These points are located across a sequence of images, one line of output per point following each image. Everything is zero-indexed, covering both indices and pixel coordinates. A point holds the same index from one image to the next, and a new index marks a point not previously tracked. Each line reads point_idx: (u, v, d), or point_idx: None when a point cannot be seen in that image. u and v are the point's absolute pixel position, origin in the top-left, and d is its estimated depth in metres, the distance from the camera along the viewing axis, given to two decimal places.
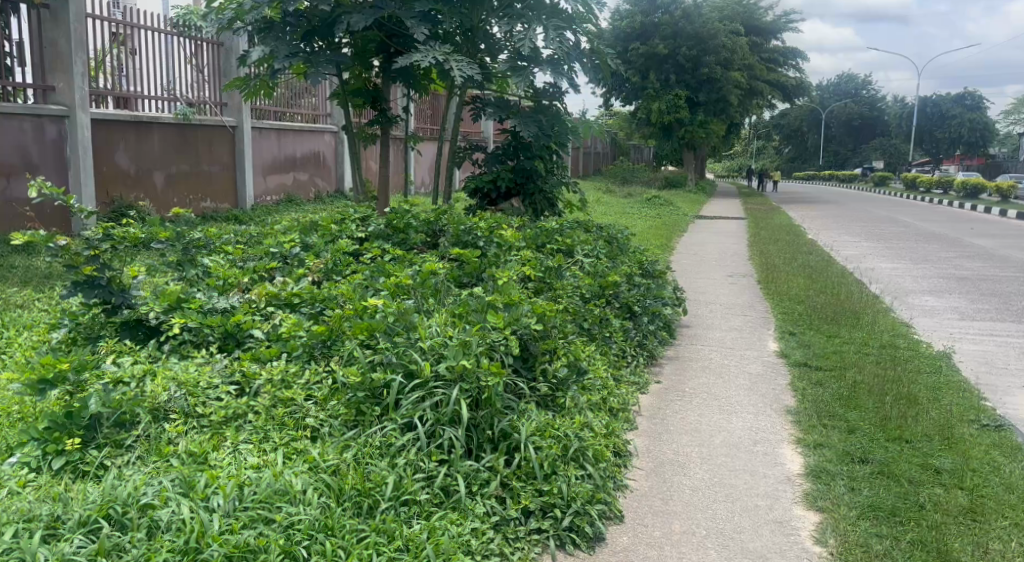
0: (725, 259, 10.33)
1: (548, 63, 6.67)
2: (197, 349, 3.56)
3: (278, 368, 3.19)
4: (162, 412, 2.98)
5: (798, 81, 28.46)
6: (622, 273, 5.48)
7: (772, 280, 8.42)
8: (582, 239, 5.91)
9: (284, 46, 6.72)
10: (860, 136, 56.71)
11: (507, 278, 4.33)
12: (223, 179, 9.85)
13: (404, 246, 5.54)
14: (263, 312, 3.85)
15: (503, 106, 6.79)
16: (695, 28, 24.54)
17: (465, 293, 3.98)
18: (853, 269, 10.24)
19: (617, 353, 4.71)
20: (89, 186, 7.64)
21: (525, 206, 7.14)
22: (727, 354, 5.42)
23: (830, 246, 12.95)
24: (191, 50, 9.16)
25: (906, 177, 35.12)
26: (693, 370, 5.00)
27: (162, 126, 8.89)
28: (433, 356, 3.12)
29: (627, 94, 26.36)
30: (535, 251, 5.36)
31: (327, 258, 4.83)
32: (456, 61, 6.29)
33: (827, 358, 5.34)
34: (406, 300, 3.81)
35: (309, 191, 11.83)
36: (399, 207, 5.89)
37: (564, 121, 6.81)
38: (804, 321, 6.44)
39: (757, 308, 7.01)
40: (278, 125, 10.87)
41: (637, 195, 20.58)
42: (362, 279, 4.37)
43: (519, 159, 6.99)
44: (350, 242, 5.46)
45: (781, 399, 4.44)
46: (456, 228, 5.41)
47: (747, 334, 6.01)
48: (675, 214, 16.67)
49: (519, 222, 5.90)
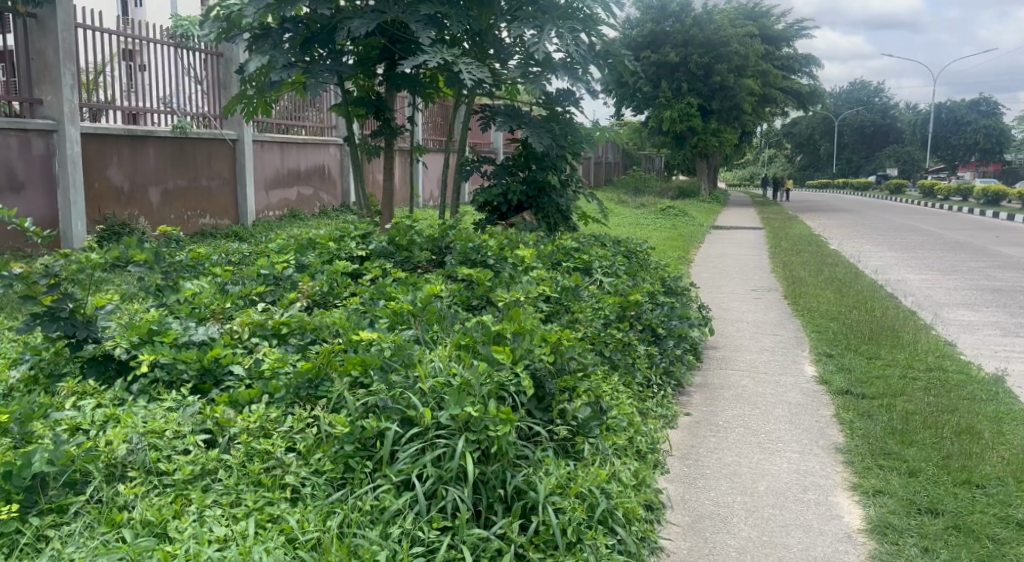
0: (747, 272, 9.86)
1: (562, 68, 6.24)
2: (169, 390, 3.14)
3: (256, 413, 2.77)
4: (121, 469, 2.54)
5: (813, 89, 27.99)
6: (644, 292, 5.03)
7: (799, 295, 7.96)
8: (599, 254, 5.47)
9: (281, 56, 6.17)
10: (874, 143, 56.10)
11: (519, 302, 3.89)
12: (223, 194, 9.46)
13: (409, 265, 5.12)
14: (246, 345, 3.43)
15: (514, 116, 6.32)
16: (707, 35, 24.11)
17: (473, 320, 3.55)
18: (881, 281, 9.75)
19: (642, 382, 4.27)
20: (79, 203, 7.26)
21: (537, 220, 6.68)
22: (761, 380, 4.97)
23: (854, 256, 12.46)
24: (189, 61, 8.79)
25: (923, 185, 34.51)
26: (725, 399, 4.55)
27: (159, 139, 8.50)
28: (434, 400, 2.70)
29: (638, 104, 25.93)
30: (550, 270, 4.93)
31: (323, 280, 4.42)
32: (465, 63, 5.90)
33: (871, 384, 4.87)
34: (405, 331, 3.39)
35: (314, 206, 11.46)
36: (402, 222, 5.47)
37: (578, 129, 6.41)
38: (840, 341, 5.98)
39: (787, 326, 6.55)
40: (280, 138, 10.50)
41: (650, 205, 20.14)
42: (359, 304, 3.95)
43: (531, 169, 6.58)
44: (349, 261, 5.03)
45: (826, 434, 3.99)
46: (464, 246, 4.99)
47: (780, 356, 5.56)
48: (691, 225, 16.21)
49: (532, 237, 5.46)
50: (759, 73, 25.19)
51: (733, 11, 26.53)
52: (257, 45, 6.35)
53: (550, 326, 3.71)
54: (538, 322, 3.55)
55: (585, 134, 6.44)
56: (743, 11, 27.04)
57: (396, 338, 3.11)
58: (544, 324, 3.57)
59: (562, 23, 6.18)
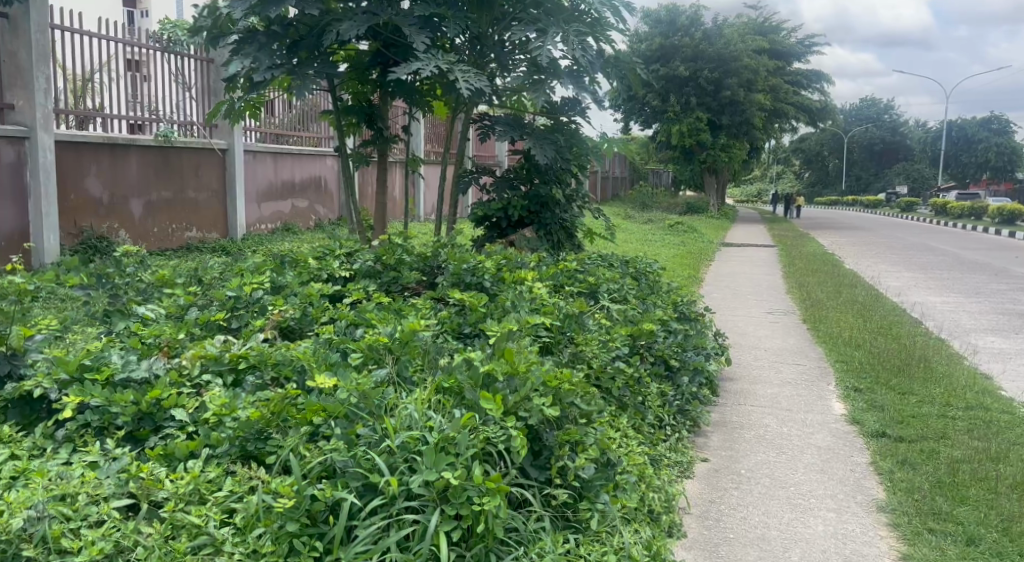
0: (762, 293, 9.36)
1: (568, 75, 5.77)
2: (98, 438, 2.67)
3: (190, 473, 2.31)
4: (16, 544, 2.06)
5: (824, 105, 27.52)
6: (656, 319, 4.55)
7: (819, 320, 7.45)
8: (606, 276, 4.99)
9: (264, 57, 5.74)
10: (884, 160, 55.56)
11: (515, 334, 3.42)
12: (211, 207, 9.01)
13: (398, 287, 4.65)
14: (196, 384, 2.99)
15: (515, 125, 5.87)
16: (716, 49, 23.67)
17: (461, 356, 3.07)
18: (903, 304, 9.24)
19: (654, 424, 3.79)
20: (53, 215, 6.83)
21: (539, 236, 6.13)
22: (786, 419, 4.47)
23: (873, 277, 11.94)
24: (177, 67, 8.36)
25: (935, 204, 33.95)
26: (747, 443, 4.06)
27: (143, 149, 8.05)
28: (404, 463, 2.24)
29: (646, 118, 25.47)
30: (553, 293, 4.45)
31: (298, 305, 3.95)
32: (462, 72, 5.44)
33: (908, 424, 4.37)
34: (380, 369, 2.92)
35: (309, 220, 11.01)
36: (390, 240, 5.00)
37: (583, 140, 5.94)
38: (869, 372, 5.49)
39: (810, 355, 6.05)
40: (275, 148, 10.06)
41: (658, 221, 19.64)
42: (334, 334, 3.48)
43: (533, 183, 6.12)
44: (331, 283, 4.55)
45: (864, 487, 3.51)
46: (457, 267, 4.51)
47: (805, 390, 5.06)
48: (701, 242, 15.70)
49: (532, 258, 5.00)
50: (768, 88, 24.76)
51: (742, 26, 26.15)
52: (242, 48, 5.83)
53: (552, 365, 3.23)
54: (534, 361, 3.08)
55: (593, 144, 5.97)
56: (753, 26, 26.63)
57: (365, 380, 2.65)
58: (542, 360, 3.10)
59: (569, 26, 5.68)
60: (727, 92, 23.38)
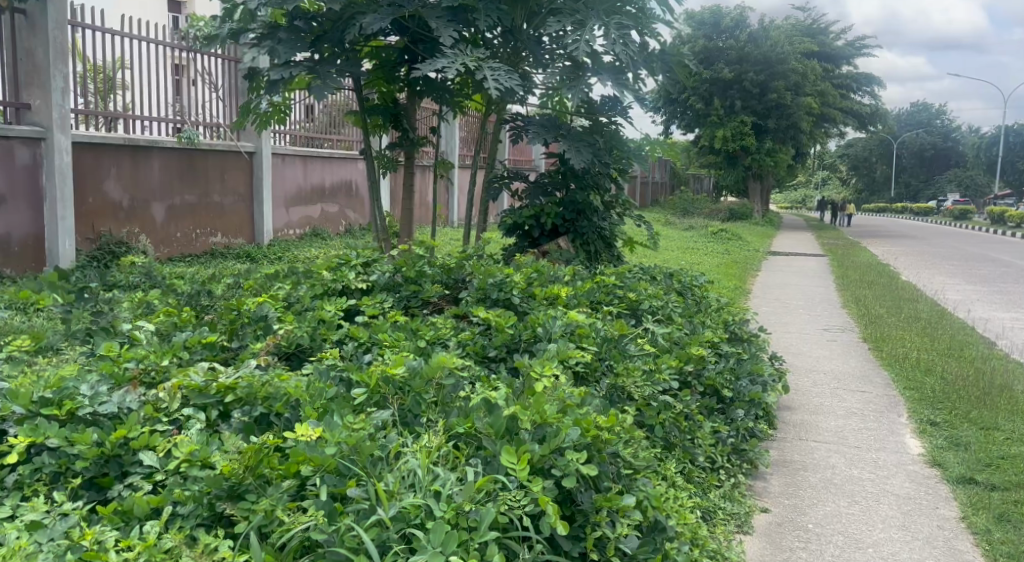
0: (815, 307, 8.77)
1: (609, 72, 5.29)
2: (50, 487, 2.27)
3: (144, 542, 1.89)
4: None
5: (874, 109, 26.58)
6: (705, 343, 4.05)
7: (881, 339, 6.87)
8: (648, 292, 4.49)
9: (285, 50, 5.30)
10: (934, 167, 53.99)
11: (545, 364, 2.96)
12: (237, 212, 8.69)
13: (419, 303, 4.21)
14: (175, 419, 2.58)
15: (550, 126, 5.42)
16: (763, 52, 22.95)
17: (480, 392, 2.62)
18: (969, 321, 8.58)
19: (705, 467, 3.31)
20: (69, 220, 6.53)
21: (575, 247, 5.64)
22: (854, 461, 3.96)
23: (933, 290, 11.23)
24: (203, 67, 8.03)
25: (991, 212, 32.70)
26: (812, 490, 3.56)
27: (166, 150, 7.75)
28: (402, 545, 1.82)
29: (689, 122, 24.82)
30: (590, 312, 3.98)
31: (303, 324, 3.53)
32: (492, 69, 5.00)
33: (999, 469, 3.82)
34: (383, 409, 2.49)
35: (339, 225, 10.69)
36: (412, 250, 4.57)
37: (625, 142, 5.46)
38: (943, 403, 4.94)
39: (873, 382, 5.51)
40: (303, 151, 9.72)
41: (700, 227, 19.00)
42: (340, 360, 3.05)
43: (569, 189, 5.65)
44: (345, 297, 4.12)
45: (956, 550, 3.01)
46: (483, 281, 4.06)
47: (873, 424, 4.53)
48: (746, 250, 15.07)
49: (567, 271, 4.52)
50: (817, 92, 23.94)
51: (789, 28, 25.35)
52: (261, 44, 5.44)
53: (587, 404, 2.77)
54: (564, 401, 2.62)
55: (635, 147, 5.50)
56: (801, 28, 25.82)
57: (362, 425, 2.22)
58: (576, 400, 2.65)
59: (609, 17, 5.20)
60: (773, 95, 22.65)
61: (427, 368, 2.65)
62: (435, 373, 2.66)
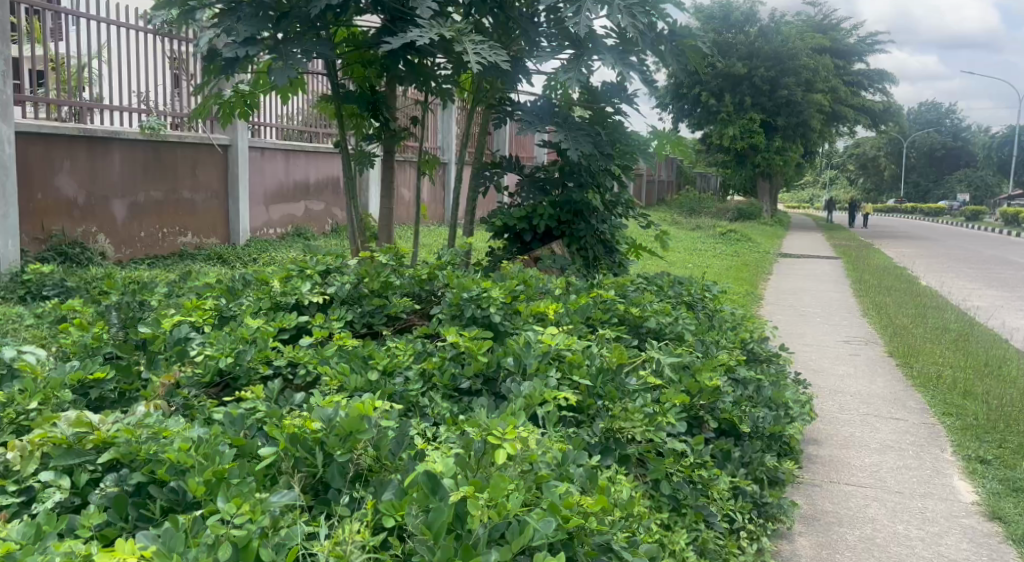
0: (833, 315, 8.14)
1: (611, 51, 4.58)
2: None
3: None
4: None
5: (888, 106, 25.84)
6: (720, 368, 3.39)
7: (910, 353, 6.21)
8: (654, 307, 3.85)
9: (244, 31, 4.63)
10: (944, 166, 53.23)
11: (511, 416, 2.30)
12: (210, 210, 8.07)
13: (384, 320, 3.58)
14: (28, 488, 1.98)
15: (543, 115, 4.72)
16: (773, 46, 22.28)
17: (426, 457, 1.99)
18: (1000, 331, 7.92)
19: (722, 531, 2.67)
20: (12, 218, 5.91)
21: (572, 253, 5.01)
22: (898, 513, 3.32)
23: (956, 295, 10.57)
24: (167, 53, 7.37)
25: (1005, 213, 31.98)
26: (852, 553, 2.93)
27: (128, 144, 7.11)
28: None
29: (698, 119, 24.09)
30: (584, 334, 3.34)
31: (232, 347, 2.90)
32: (473, 43, 4.34)
33: None
34: (287, 487, 1.86)
35: (325, 224, 10.07)
36: (379, 257, 3.93)
37: (630, 134, 4.80)
38: (992, 434, 4.27)
39: (907, 406, 4.85)
40: (285, 145, 9.08)
41: (708, 228, 18.33)
42: (263, 402, 2.41)
43: (566, 186, 5.00)
44: (297, 313, 3.49)
45: None
46: (457, 294, 3.40)
47: (916, 463, 3.89)
48: (758, 252, 14.41)
49: (558, 282, 3.88)
50: (829, 88, 23.19)
51: (800, 23, 24.59)
52: (220, 22, 4.79)
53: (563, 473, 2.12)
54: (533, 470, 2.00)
55: (642, 139, 4.83)
56: (812, 23, 25.12)
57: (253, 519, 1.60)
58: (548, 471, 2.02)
59: None
60: (784, 92, 21.93)
61: (347, 422, 1.99)
62: (367, 432, 1.97)
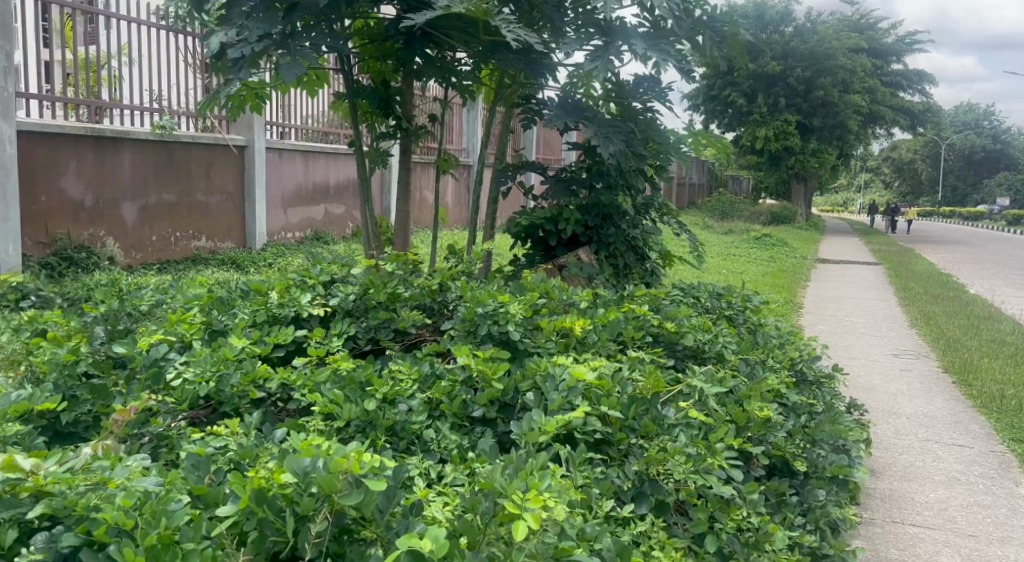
0: (880, 326, 7.66)
1: (642, 38, 4.18)
2: None
3: None
4: None
5: (927, 108, 25.07)
6: (769, 394, 2.98)
7: (967, 370, 5.73)
8: (692, 322, 3.44)
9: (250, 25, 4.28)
10: (983, 169, 51.98)
11: (527, 466, 1.92)
12: (226, 213, 7.80)
13: (391, 336, 3.21)
14: None
15: (569, 110, 4.33)
16: (809, 47, 21.66)
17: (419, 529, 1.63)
18: None
19: None
20: (13, 221, 5.65)
21: (600, 260, 4.61)
22: None
23: (1006, 304, 10.00)
24: (182, 48, 7.08)
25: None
26: None
27: (139, 144, 6.84)
28: None
29: (730, 120, 23.54)
30: (612, 355, 2.95)
31: (215, 369, 2.56)
32: (506, 23, 3.96)
33: None
34: None
35: (345, 228, 9.75)
36: (387, 265, 3.57)
37: (663, 132, 4.40)
38: None
39: (971, 431, 4.40)
40: (305, 147, 8.78)
41: (740, 232, 17.82)
42: (236, 440, 2.06)
43: (594, 189, 4.62)
44: (296, 328, 3.13)
45: None
46: (472, 309, 3.03)
47: (990, 501, 3.44)
48: (794, 257, 13.89)
49: (584, 295, 3.49)
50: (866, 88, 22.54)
51: (836, 22, 23.94)
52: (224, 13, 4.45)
53: (586, 537, 1.75)
54: (552, 541, 1.65)
55: (676, 138, 4.44)
56: (848, 22, 24.43)
57: None
58: (570, 544, 1.65)
59: None
60: (820, 93, 21.31)
61: (323, 481, 1.66)
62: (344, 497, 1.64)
